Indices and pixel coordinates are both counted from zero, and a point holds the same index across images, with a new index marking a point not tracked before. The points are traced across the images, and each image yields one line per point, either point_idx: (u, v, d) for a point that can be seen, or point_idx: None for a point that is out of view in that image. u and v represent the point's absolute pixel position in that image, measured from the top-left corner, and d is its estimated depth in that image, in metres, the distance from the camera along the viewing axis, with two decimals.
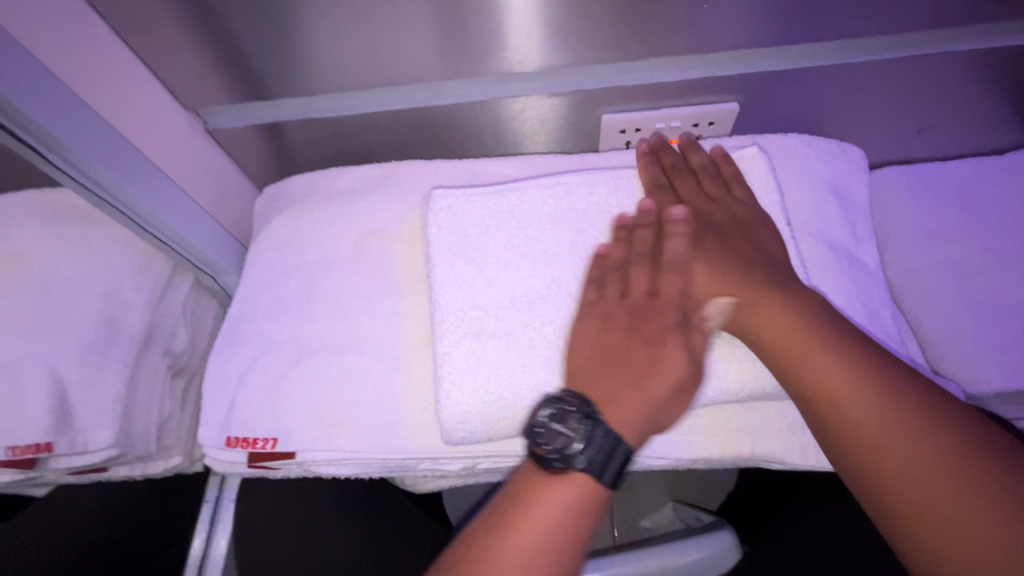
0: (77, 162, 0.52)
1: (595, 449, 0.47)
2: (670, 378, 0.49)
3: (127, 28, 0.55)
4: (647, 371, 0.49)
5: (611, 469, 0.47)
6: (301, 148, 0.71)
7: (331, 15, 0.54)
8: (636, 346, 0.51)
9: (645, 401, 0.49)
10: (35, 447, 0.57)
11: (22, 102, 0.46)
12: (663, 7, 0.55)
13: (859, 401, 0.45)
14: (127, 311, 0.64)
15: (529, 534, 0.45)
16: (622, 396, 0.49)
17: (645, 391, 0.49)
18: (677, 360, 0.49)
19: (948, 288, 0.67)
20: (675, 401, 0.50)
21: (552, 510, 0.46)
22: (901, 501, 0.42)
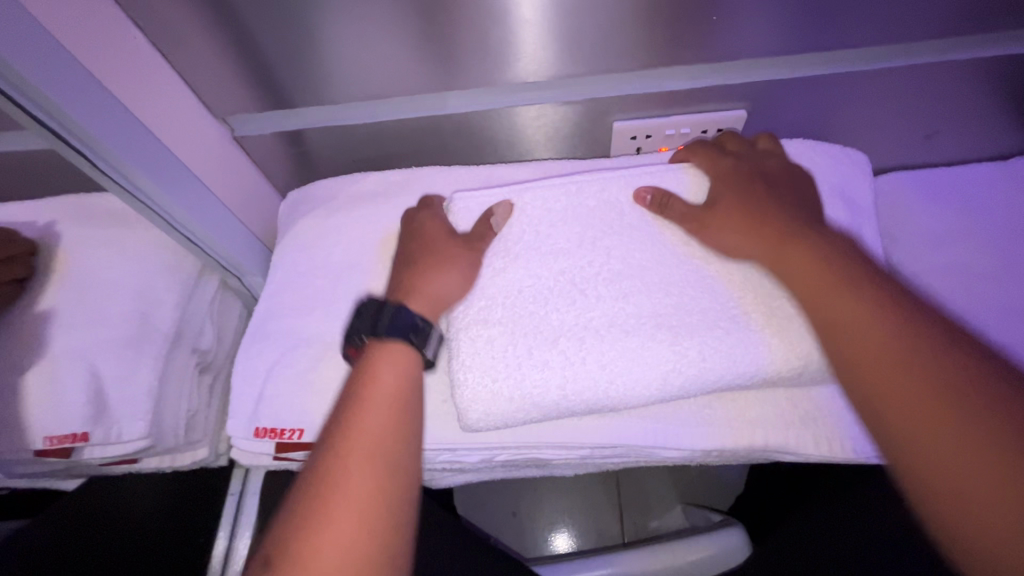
0: (114, 160, 0.55)
1: (369, 319, 0.55)
2: (438, 258, 0.57)
3: (165, 41, 0.58)
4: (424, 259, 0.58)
5: (386, 328, 0.53)
6: (323, 154, 0.74)
7: (357, 29, 0.57)
8: (421, 247, 0.59)
9: (421, 280, 0.56)
10: (73, 436, 0.60)
11: (67, 102, 0.49)
12: (673, 20, 0.57)
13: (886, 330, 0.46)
14: (159, 308, 0.67)
15: (371, 405, 0.49)
16: (406, 281, 0.57)
17: (423, 274, 0.56)
18: (447, 246, 0.58)
19: (960, 289, 0.67)
20: (455, 278, 0.56)
21: (387, 377, 0.51)
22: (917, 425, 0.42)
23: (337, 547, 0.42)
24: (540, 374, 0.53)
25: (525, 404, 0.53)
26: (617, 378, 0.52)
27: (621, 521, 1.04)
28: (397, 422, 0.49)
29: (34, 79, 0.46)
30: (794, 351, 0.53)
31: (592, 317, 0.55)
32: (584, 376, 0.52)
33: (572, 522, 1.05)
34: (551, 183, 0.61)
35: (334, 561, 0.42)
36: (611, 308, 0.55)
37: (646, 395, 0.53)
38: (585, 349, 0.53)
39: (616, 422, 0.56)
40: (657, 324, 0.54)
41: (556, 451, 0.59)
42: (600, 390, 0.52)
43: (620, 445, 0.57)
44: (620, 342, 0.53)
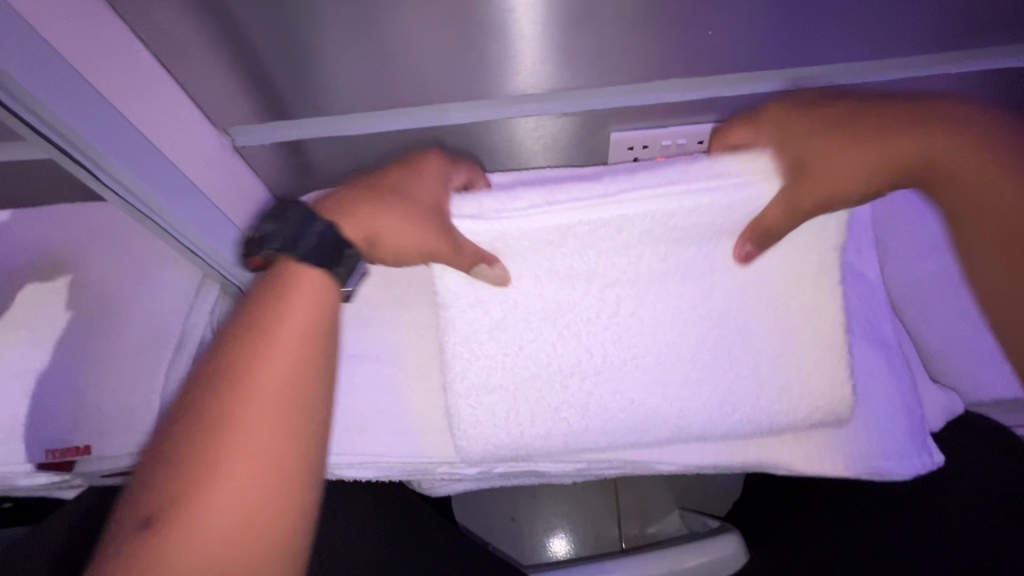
0: (113, 170, 0.54)
1: (288, 225, 0.53)
2: (393, 196, 0.53)
3: (164, 56, 0.58)
4: (384, 198, 0.53)
5: (311, 243, 0.53)
6: (324, 162, 0.75)
7: (356, 41, 0.57)
8: (380, 181, 0.55)
9: (369, 210, 0.53)
10: (74, 449, 0.63)
11: (67, 115, 0.49)
12: (670, 34, 0.58)
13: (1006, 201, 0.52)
14: (160, 320, 0.67)
15: (279, 350, 0.51)
16: (359, 207, 0.53)
17: (373, 202, 0.53)
18: (405, 193, 0.53)
19: (945, 300, 0.68)
20: (402, 227, 0.53)
21: (298, 319, 0.52)
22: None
23: (243, 469, 0.48)
24: (550, 416, 0.57)
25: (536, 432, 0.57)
26: (614, 424, 0.57)
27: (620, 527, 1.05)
28: (306, 367, 0.52)
29: (35, 92, 0.46)
30: (778, 370, 0.56)
31: (597, 381, 0.56)
32: (585, 430, 0.57)
33: (570, 528, 1.06)
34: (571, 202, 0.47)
35: (240, 487, 0.48)
36: (612, 363, 0.56)
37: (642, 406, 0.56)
38: (589, 416, 0.57)
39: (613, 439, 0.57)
40: (656, 388, 0.56)
41: (554, 463, 0.60)
42: (601, 412, 0.57)
43: (618, 460, 0.59)
44: (621, 394, 0.56)
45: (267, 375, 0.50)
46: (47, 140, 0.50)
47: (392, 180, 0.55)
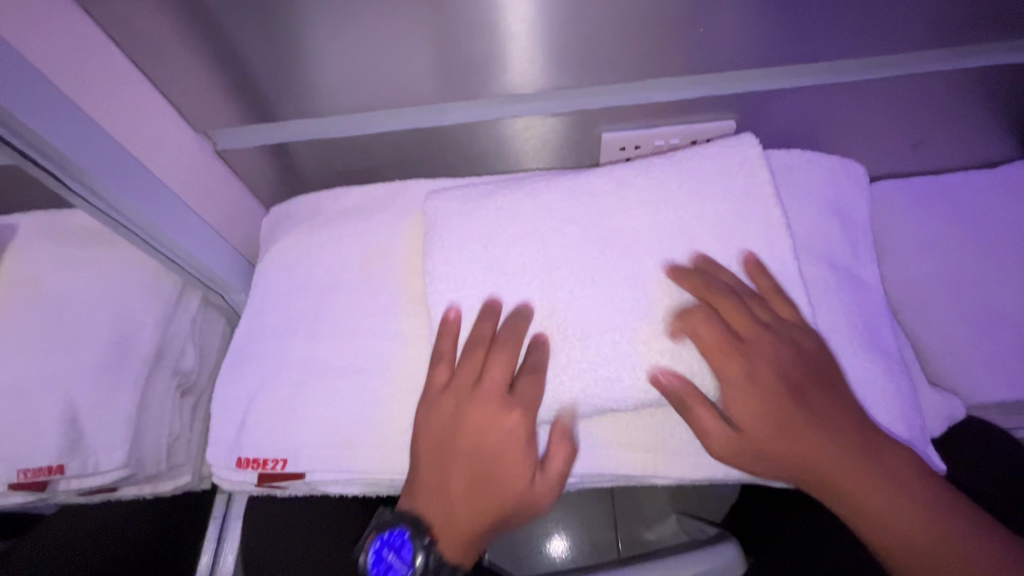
0: (98, 189, 0.54)
1: None
2: (457, 474, 0.54)
3: (141, 54, 0.56)
4: (450, 474, 0.53)
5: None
6: (310, 166, 0.71)
7: (337, 39, 0.55)
8: (472, 474, 0.53)
9: (479, 506, 0.53)
10: (47, 469, 0.58)
11: (51, 134, 0.48)
12: (660, 29, 0.56)
13: (851, 473, 0.49)
14: (138, 332, 0.65)
15: None
16: (457, 486, 0.54)
17: (478, 501, 0.53)
18: (465, 466, 0.53)
19: (946, 301, 0.66)
20: (476, 500, 0.53)
21: None
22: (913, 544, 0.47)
23: None
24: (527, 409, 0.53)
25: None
26: (605, 435, 0.55)
27: (615, 531, 1.03)
28: None
29: (20, 115, 0.46)
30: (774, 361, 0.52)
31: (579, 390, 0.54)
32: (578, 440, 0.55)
33: (565, 534, 1.05)
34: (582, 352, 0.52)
35: None
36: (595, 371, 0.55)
37: (624, 422, 0.55)
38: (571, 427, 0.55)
39: (604, 455, 0.55)
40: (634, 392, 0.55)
41: None
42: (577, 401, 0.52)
43: (608, 474, 0.55)
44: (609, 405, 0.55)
45: None
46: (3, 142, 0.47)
47: (454, 411, 0.53)
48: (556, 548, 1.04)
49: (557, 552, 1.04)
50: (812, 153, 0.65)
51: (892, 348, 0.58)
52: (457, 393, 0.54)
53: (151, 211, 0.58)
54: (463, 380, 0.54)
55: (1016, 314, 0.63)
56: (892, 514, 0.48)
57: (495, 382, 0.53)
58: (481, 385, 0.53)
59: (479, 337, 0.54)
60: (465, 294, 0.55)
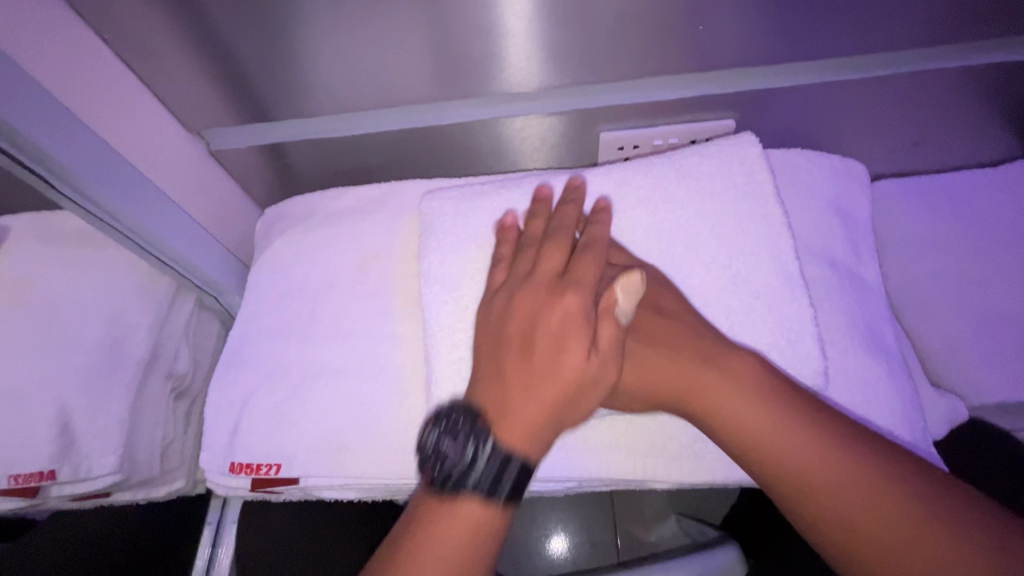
0: (88, 191, 0.53)
1: (482, 478, 0.45)
2: (521, 366, 0.47)
3: (132, 53, 0.55)
4: (514, 365, 0.48)
5: (498, 487, 0.45)
6: (305, 167, 0.70)
7: (332, 37, 0.54)
8: (528, 363, 0.47)
9: (539, 396, 0.46)
10: (39, 474, 0.56)
11: (39, 136, 0.47)
12: (659, 26, 0.55)
13: (806, 455, 0.45)
14: (131, 335, 0.64)
15: (446, 538, 0.44)
16: (520, 378, 0.47)
17: (537, 388, 0.46)
18: (530, 351, 0.48)
19: (948, 301, 0.65)
20: (547, 389, 0.46)
21: (452, 544, 0.44)
22: (884, 536, 0.42)
23: None
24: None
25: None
26: (603, 438, 0.54)
27: (615, 532, 1.03)
28: (470, 556, 0.44)
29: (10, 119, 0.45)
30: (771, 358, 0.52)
31: None
32: (577, 443, 0.54)
33: (564, 534, 1.04)
34: None
35: None
36: None
37: (624, 424, 0.54)
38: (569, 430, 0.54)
39: (601, 458, 0.54)
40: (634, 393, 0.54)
41: (541, 484, 0.57)
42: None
43: (605, 477, 0.55)
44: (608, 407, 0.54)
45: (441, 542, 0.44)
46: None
47: (513, 305, 0.50)
48: (556, 548, 1.03)
49: (556, 552, 1.03)
50: (812, 152, 0.64)
51: (894, 349, 0.57)
52: (515, 286, 0.51)
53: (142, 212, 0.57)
54: (522, 275, 0.51)
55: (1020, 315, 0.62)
56: (854, 498, 0.43)
57: (550, 266, 0.51)
58: (536, 270, 0.51)
59: (530, 239, 0.53)
60: (462, 296, 0.55)
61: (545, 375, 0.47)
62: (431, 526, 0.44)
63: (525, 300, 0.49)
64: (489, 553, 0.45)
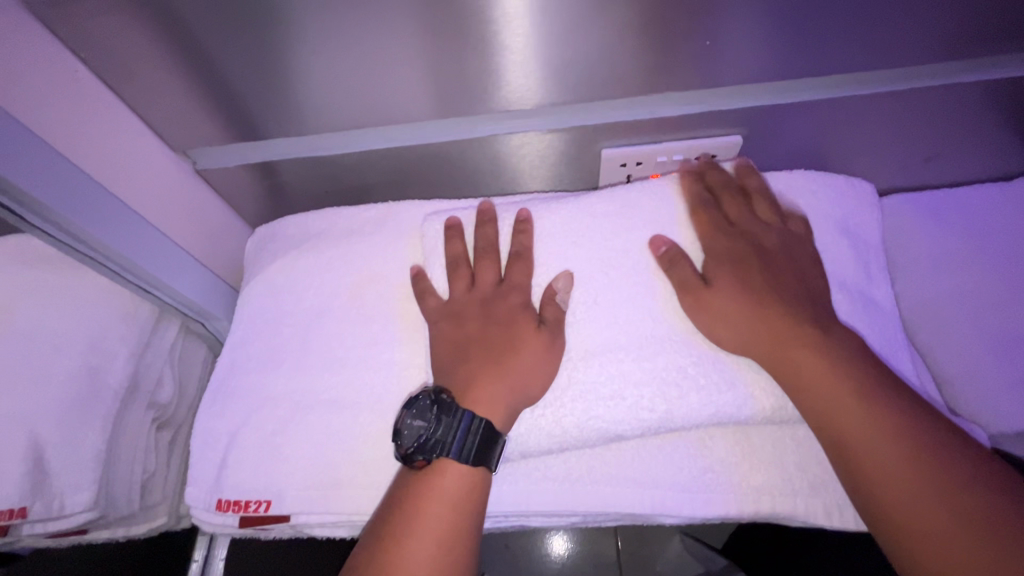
0: (66, 224, 0.50)
1: (455, 441, 0.47)
2: (489, 363, 0.50)
3: (112, 73, 0.53)
4: (479, 364, 0.50)
5: (473, 449, 0.47)
6: (298, 185, 0.68)
7: (322, 56, 0.52)
8: (489, 360, 0.50)
9: (506, 377, 0.49)
10: (9, 512, 0.53)
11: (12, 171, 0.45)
12: (661, 42, 0.54)
13: (872, 434, 0.44)
14: (110, 362, 0.61)
15: (434, 500, 0.46)
16: (488, 374, 0.50)
17: (501, 378, 0.49)
18: (490, 350, 0.51)
19: (962, 322, 0.63)
20: (523, 377, 0.49)
21: (443, 499, 0.46)
22: (914, 519, 0.41)
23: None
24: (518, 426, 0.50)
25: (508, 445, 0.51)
26: (610, 471, 0.52)
27: (615, 543, 1.00)
28: (461, 512, 0.46)
29: None
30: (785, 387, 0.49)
31: (597, 415, 0.49)
32: (581, 475, 0.52)
33: (563, 538, 1.01)
34: (584, 375, 0.50)
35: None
36: (619, 394, 0.49)
37: (629, 455, 0.52)
38: (573, 463, 0.52)
39: (609, 491, 0.52)
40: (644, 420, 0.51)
41: (545, 517, 0.54)
42: (580, 424, 0.49)
43: (615, 511, 0.52)
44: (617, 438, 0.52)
45: (434, 503, 0.46)
46: None
47: (466, 320, 0.52)
48: (555, 553, 1.00)
49: (555, 560, 1.00)
50: (817, 171, 0.63)
51: (911, 374, 0.55)
52: (460, 303, 0.53)
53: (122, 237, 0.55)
54: (463, 293, 0.54)
55: None
56: (901, 478, 0.42)
57: (486, 277, 0.54)
58: (476, 284, 0.54)
59: (458, 259, 0.55)
60: None
61: (517, 362, 0.49)
62: (424, 484, 0.47)
63: (476, 313, 0.52)
64: (476, 510, 0.47)
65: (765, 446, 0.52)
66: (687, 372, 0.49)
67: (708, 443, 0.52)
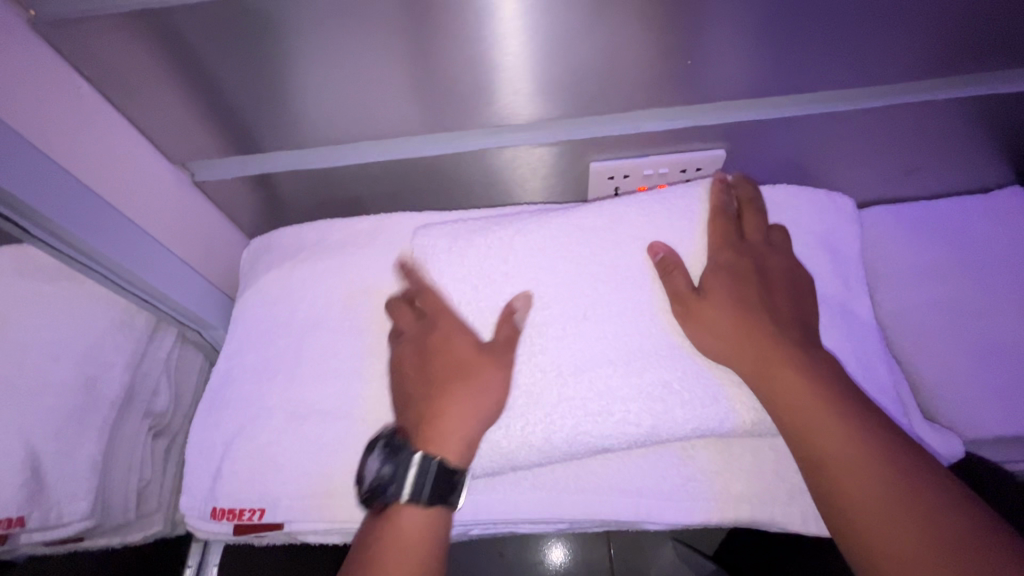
0: (62, 233, 0.51)
1: (408, 483, 0.49)
2: (441, 393, 0.51)
3: (116, 89, 0.54)
4: (433, 397, 0.51)
5: (427, 490, 0.49)
6: (293, 198, 0.70)
7: (320, 73, 0.54)
8: (442, 386, 0.51)
9: (462, 407, 0.50)
10: (7, 522, 0.54)
11: (16, 183, 0.46)
12: (648, 61, 0.55)
13: (848, 458, 0.44)
14: (107, 372, 0.62)
15: (397, 541, 0.47)
16: (441, 406, 0.50)
17: (456, 405, 0.50)
18: (442, 381, 0.51)
19: (940, 332, 0.65)
20: (478, 405, 0.50)
21: (406, 538, 0.47)
22: (880, 533, 0.42)
23: None
24: (508, 442, 0.50)
25: (499, 461, 0.51)
26: (596, 481, 0.53)
27: (608, 551, 1.00)
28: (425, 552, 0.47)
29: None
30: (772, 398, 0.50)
31: (586, 429, 0.50)
32: (569, 484, 0.53)
33: (559, 547, 1.01)
34: (574, 391, 0.50)
35: None
36: (609, 408, 0.50)
37: (615, 465, 0.53)
38: (561, 473, 0.53)
39: (593, 499, 0.53)
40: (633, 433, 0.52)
41: (532, 524, 0.56)
42: (570, 439, 0.50)
43: (597, 518, 0.54)
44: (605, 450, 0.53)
45: (398, 543, 0.47)
46: None
47: (417, 355, 0.53)
48: (550, 563, 1.00)
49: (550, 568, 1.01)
50: (800, 187, 0.65)
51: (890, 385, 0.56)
52: (409, 340, 0.54)
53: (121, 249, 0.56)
54: (411, 330, 0.55)
55: (1012, 347, 0.63)
56: (870, 493, 0.43)
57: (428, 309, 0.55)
58: (422, 318, 0.55)
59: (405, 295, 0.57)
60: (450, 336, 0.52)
61: (472, 387, 0.50)
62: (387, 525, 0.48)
63: (423, 348, 0.53)
64: (438, 552, 0.47)
65: (745, 455, 0.54)
66: (672, 386, 0.50)
67: (692, 452, 0.53)
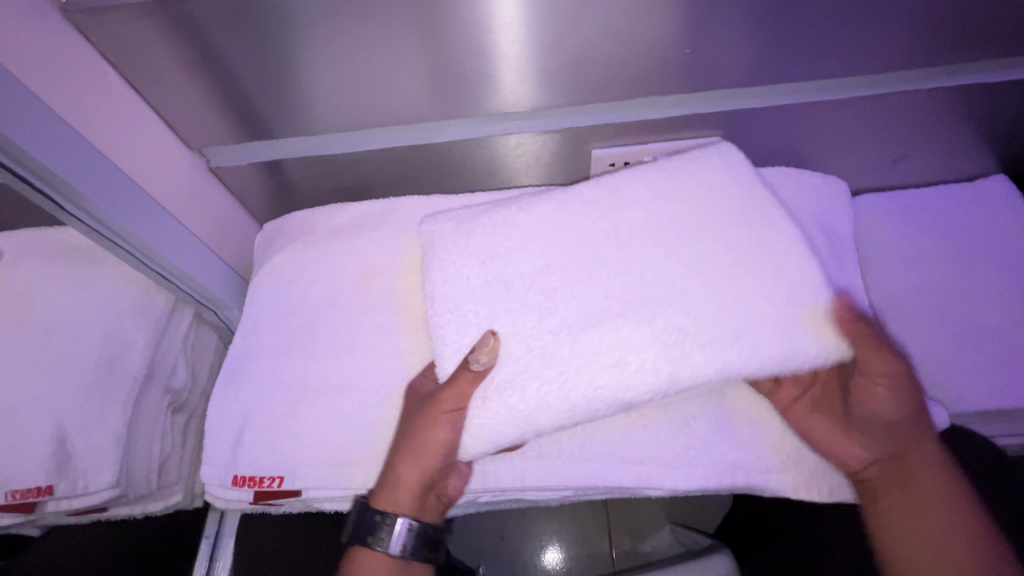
0: (93, 210, 0.54)
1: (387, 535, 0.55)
2: (401, 444, 0.55)
3: (138, 76, 0.57)
4: (396, 444, 0.56)
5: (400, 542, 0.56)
6: (303, 185, 0.72)
7: (336, 61, 0.56)
8: (403, 436, 0.55)
9: (411, 463, 0.55)
10: (36, 490, 0.57)
11: (56, 162, 0.49)
12: (648, 50, 0.57)
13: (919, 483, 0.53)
14: (127, 350, 0.64)
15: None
16: (399, 454, 0.55)
17: (406, 460, 0.55)
18: (405, 431, 0.55)
19: (928, 312, 0.68)
20: (420, 465, 0.54)
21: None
22: (916, 514, 0.53)
23: None
24: (528, 405, 0.50)
25: (518, 423, 0.51)
26: (598, 450, 0.56)
27: (610, 544, 1.03)
28: None
29: (31, 150, 0.47)
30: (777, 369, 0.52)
31: (602, 391, 0.50)
32: (573, 452, 0.56)
33: (556, 549, 1.04)
34: (594, 353, 0.51)
35: None
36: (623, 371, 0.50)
37: (616, 434, 0.56)
38: (565, 443, 0.56)
39: (596, 467, 0.56)
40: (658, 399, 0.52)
41: (537, 492, 0.58)
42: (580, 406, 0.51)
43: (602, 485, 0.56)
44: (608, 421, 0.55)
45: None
46: (9, 170, 0.47)
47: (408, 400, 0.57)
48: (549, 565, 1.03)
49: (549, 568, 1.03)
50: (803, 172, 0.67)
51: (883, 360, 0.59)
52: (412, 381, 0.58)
53: (144, 229, 0.58)
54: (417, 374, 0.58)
55: (995, 326, 0.65)
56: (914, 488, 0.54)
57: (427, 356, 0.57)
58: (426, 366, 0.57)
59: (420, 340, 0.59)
60: (459, 313, 0.55)
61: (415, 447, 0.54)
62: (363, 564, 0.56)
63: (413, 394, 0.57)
64: None
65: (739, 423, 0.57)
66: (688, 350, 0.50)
67: (691, 423, 0.56)
